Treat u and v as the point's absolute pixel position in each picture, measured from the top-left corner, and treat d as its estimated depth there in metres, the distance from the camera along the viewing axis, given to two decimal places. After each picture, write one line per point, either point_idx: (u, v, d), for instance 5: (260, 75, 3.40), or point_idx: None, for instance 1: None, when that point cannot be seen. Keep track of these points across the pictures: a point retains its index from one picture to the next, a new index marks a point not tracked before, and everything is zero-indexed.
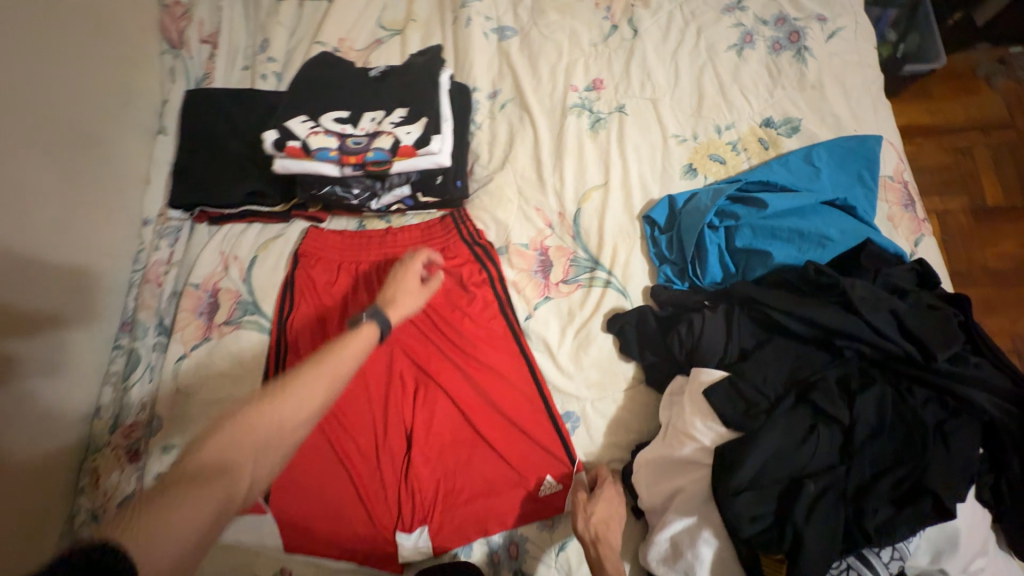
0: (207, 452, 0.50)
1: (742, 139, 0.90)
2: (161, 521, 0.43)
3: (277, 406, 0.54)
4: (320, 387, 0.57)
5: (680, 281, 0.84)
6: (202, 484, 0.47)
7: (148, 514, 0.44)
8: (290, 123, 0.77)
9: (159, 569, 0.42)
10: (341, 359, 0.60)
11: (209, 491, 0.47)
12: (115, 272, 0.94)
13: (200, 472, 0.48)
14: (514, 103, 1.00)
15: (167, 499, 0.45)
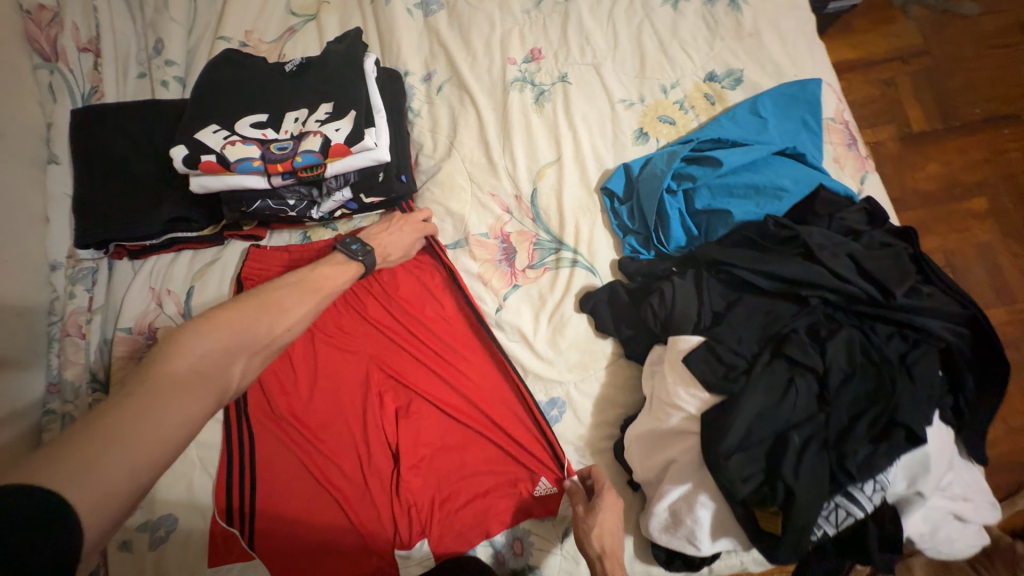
0: (198, 351, 0.56)
1: (688, 97, 0.88)
2: (167, 401, 0.50)
3: (260, 320, 0.64)
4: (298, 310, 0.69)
5: (646, 250, 0.83)
6: (201, 378, 0.54)
7: (153, 393, 0.50)
8: (201, 135, 0.69)
9: (162, 443, 0.48)
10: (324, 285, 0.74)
11: (206, 383, 0.54)
12: (27, 328, 0.83)
13: (196, 369, 0.55)
14: (451, 84, 0.94)
15: (171, 383, 0.52)
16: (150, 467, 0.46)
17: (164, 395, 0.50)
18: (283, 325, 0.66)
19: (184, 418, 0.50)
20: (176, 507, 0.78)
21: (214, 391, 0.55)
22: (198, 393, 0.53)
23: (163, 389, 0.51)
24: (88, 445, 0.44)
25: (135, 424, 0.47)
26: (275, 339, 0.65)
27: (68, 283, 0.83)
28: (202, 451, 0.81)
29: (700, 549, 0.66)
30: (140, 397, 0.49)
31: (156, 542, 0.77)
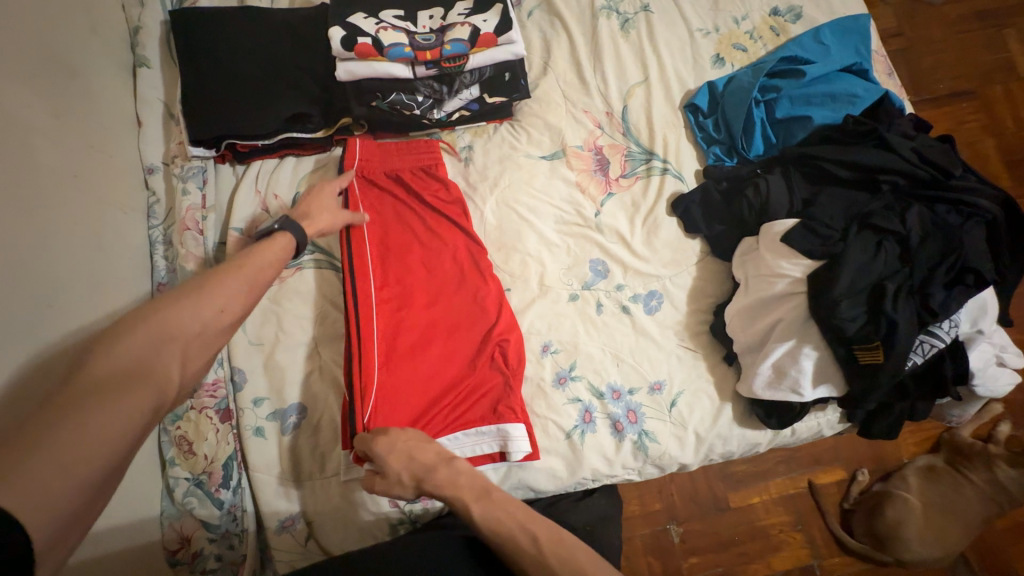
0: (121, 348, 0.46)
1: (756, 28, 0.99)
2: (92, 405, 0.41)
3: (195, 304, 0.53)
4: (240, 286, 0.58)
5: (729, 159, 0.93)
6: (132, 377, 0.44)
7: (73, 399, 0.41)
8: (354, 20, 0.73)
9: (108, 445, 0.40)
10: (258, 258, 0.64)
11: (141, 382, 0.45)
12: (131, 227, 0.82)
13: (121, 368, 0.45)
14: (540, 10, 1.00)
15: (89, 388, 0.42)
16: (80, 474, 0.38)
17: (88, 397, 0.41)
18: (219, 305, 0.55)
19: (123, 416, 0.42)
20: (302, 396, 0.79)
21: (151, 388, 0.45)
22: (132, 392, 0.43)
23: (80, 392, 0.41)
24: (1, 463, 0.36)
25: (57, 434, 0.38)
26: (216, 321, 0.54)
27: (181, 180, 0.83)
28: (322, 346, 0.82)
29: (803, 396, 0.77)
30: (56, 405, 0.40)
31: (289, 428, 0.78)
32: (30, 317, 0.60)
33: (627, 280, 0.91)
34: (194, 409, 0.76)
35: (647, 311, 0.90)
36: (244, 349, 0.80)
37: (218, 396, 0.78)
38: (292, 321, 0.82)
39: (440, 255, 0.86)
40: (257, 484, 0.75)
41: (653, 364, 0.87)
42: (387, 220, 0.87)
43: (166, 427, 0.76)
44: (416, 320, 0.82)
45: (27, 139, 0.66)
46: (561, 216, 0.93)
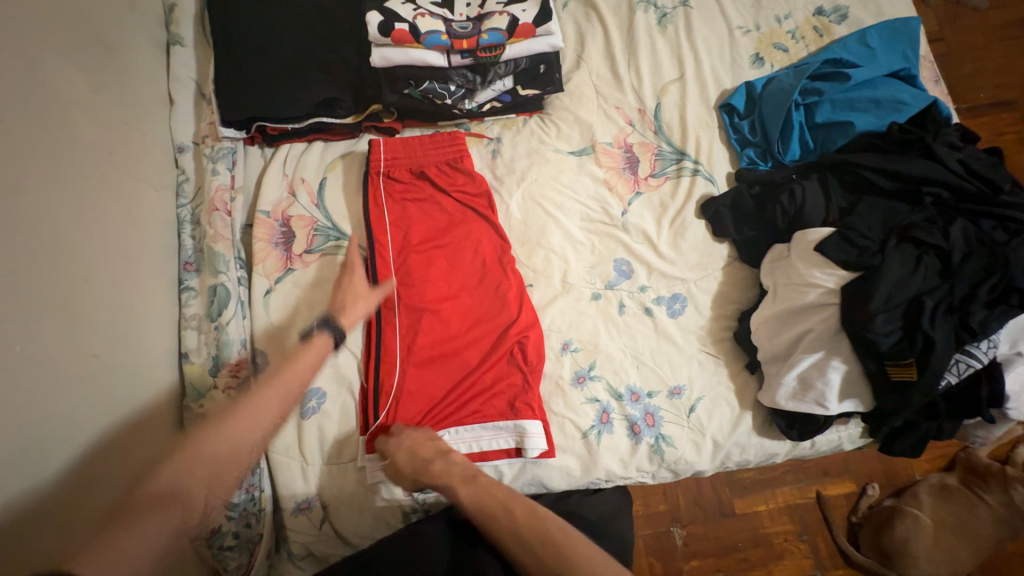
0: (161, 479, 0.57)
1: (799, 28, 0.96)
2: (129, 540, 0.51)
3: (234, 421, 0.64)
4: (277, 393, 0.69)
5: (763, 162, 0.90)
6: (166, 501, 0.55)
7: (116, 530, 0.52)
8: (391, 5, 0.72)
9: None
10: (297, 368, 0.72)
11: (169, 509, 0.55)
12: (161, 205, 0.82)
13: (158, 493, 0.56)
14: (576, 1, 0.98)
15: (132, 517, 0.53)
16: None
17: (128, 525, 0.52)
18: (249, 428, 0.65)
19: (147, 547, 0.52)
20: (323, 382, 0.80)
21: (176, 510, 0.56)
22: (164, 508, 0.55)
23: (131, 520, 0.53)
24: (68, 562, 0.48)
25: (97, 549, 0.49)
26: (246, 451, 0.65)
27: (211, 160, 0.83)
28: (344, 332, 0.83)
29: (828, 409, 0.76)
30: (107, 539, 0.51)
31: (309, 412, 0.78)
32: (66, 291, 0.61)
33: (651, 282, 0.90)
34: (218, 389, 0.76)
35: (670, 314, 0.88)
36: (267, 332, 0.80)
37: (240, 376, 0.77)
38: (315, 306, 0.82)
39: (465, 251, 0.86)
40: (276, 465, 0.76)
41: (673, 368, 0.86)
42: (415, 215, 0.87)
43: (188, 404, 0.77)
44: (438, 318, 0.82)
45: (67, 115, 0.67)
46: (587, 213, 0.91)
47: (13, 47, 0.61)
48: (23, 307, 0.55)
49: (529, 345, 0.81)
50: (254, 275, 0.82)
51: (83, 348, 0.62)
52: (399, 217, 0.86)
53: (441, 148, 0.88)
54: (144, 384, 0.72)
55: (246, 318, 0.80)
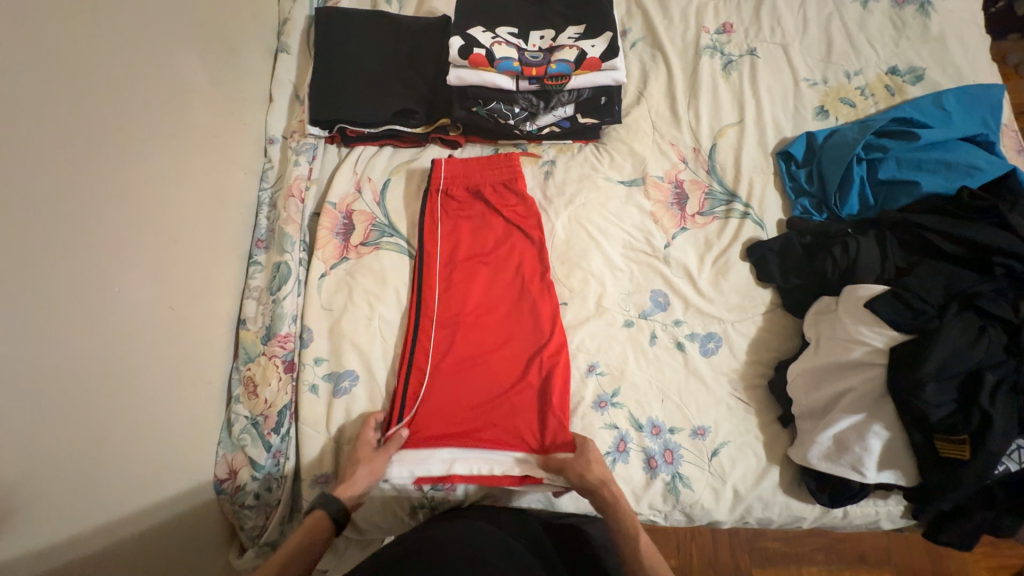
0: None
1: (870, 85, 0.95)
2: None
3: None
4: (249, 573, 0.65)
5: (818, 213, 0.89)
6: None
7: None
8: (472, 32, 0.79)
9: None
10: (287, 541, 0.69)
11: None
12: (246, 187, 0.93)
13: None
14: (644, 43, 1.03)
15: None
16: None
17: None
18: None
19: None
20: (357, 365, 0.85)
21: None
22: None
23: None
24: None
25: None
26: None
27: (294, 152, 0.93)
28: (385, 323, 0.88)
29: (864, 476, 0.71)
30: None
31: (340, 392, 0.83)
32: (153, 247, 0.71)
33: (686, 317, 0.89)
34: (265, 355, 0.83)
35: (702, 352, 0.87)
36: (317, 312, 0.87)
37: (286, 348, 0.83)
38: (362, 293, 0.88)
39: (507, 270, 0.91)
40: (303, 436, 0.81)
41: (699, 407, 0.84)
42: (465, 232, 0.93)
43: (239, 365, 0.85)
44: (473, 334, 0.86)
45: (185, 103, 0.79)
46: (630, 242, 0.93)
47: (152, 45, 0.74)
48: (116, 256, 0.65)
49: (562, 368, 0.83)
50: (313, 259, 0.90)
51: (161, 299, 0.72)
52: (451, 233, 0.92)
53: (502, 170, 0.93)
54: (205, 340, 0.80)
55: (300, 296, 0.87)
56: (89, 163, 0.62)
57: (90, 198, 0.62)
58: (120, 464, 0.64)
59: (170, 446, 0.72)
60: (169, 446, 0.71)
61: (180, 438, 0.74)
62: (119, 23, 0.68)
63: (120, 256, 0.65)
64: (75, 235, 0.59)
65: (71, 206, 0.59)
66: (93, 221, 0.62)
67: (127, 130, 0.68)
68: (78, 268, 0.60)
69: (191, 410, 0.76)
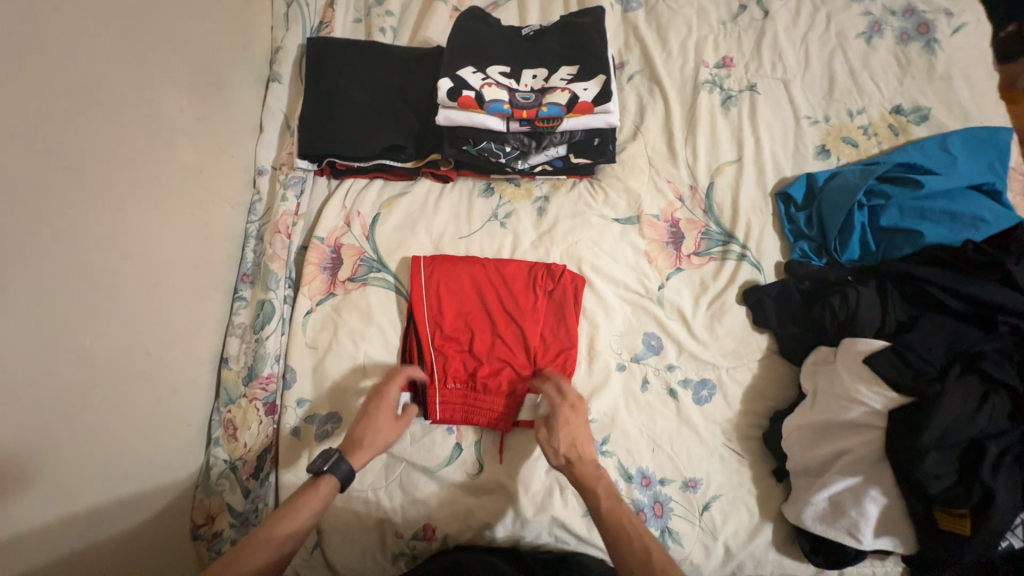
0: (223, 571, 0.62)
1: (873, 124, 0.92)
2: None
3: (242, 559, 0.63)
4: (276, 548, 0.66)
5: (817, 257, 0.86)
6: None
7: None
8: (463, 74, 0.77)
9: None
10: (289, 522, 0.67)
11: None
12: (234, 221, 0.91)
13: None
14: (642, 76, 1.00)
15: None
16: None
17: None
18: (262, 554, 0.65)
19: None
20: (339, 406, 0.83)
21: None
22: None
23: None
24: None
25: None
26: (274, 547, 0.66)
27: (283, 187, 0.92)
28: (371, 362, 0.85)
29: (861, 542, 0.69)
30: None
31: (321, 434, 0.81)
32: (131, 296, 0.68)
33: (680, 362, 0.86)
34: (247, 397, 0.82)
35: (695, 400, 0.84)
36: (301, 352, 0.85)
37: (269, 389, 0.82)
38: (346, 332, 0.86)
39: (500, 285, 0.86)
40: (282, 481, 0.80)
41: (691, 458, 0.81)
42: (474, 286, 0.87)
43: (220, 407, 0.83)
44: (500, 341, 0.85)
45: (170, 140, 0.77)
46: (623, 282, 0.90)
47: (133, 78, 0.71)
48: (87, 306, 0.62)
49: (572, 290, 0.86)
50: (299, 295, 0.89)
51: (137, 346, 0.69)
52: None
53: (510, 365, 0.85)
54: (184, 382, 0.78)
55: (284, 335, 0.86)
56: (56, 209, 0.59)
57: (56, 247, 0.59)
58: (80, 520, 0.62)
59: (135, 498, 0.69)
60: (133, 497, 0.69)
61: (145, 487, 0.71)
62: (100, 57, 0.65)
63: (90, 306, 0.62)
64: (38, 289, 0.56)
65: (39, 263, 0.56)
66: (55, 276, 0.58)
67: (107, 171, 0.65)
68: (37, 323, 0.56)
69: (164, 458, 0.74)
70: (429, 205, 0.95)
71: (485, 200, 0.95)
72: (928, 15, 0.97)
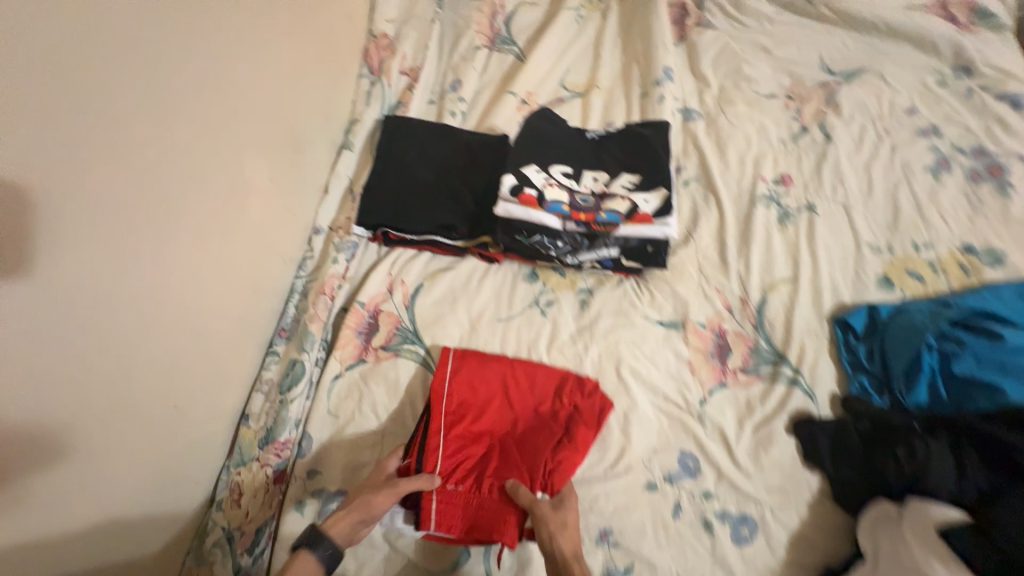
0: None
1: (941, 260, 0.88)
2: None
3: None
4: None
5: (878, 395, 0.80)
6: None
7: None
8: (526, 172, 0.80)
9: None
10: None
11: None
12: (283, 275, 0.93)
13: None
14: (698, 182, 1.01)
15: None
16: None
17: None
18: None
19: None
20: (348, 483, 0.79)
21: None
22: None
23: None
24: None
25: None
26: None
27: (335, 249, 0.95)
28: (389, 439, 0.82)
29: None
30: None
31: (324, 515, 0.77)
32: (173, 349, 0.68)
33: (718, 490, 0.78)
34: (259, 462, 0.80)
35: (734, 540, 0.75)
36: (322, 418, 0.83)
37: (282, 457, 0.79)
38: (369, 405, 0.84)
39: (522, 387, 0.83)
40: (274, 562, 0.74)
41: None
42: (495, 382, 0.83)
43: (229, 467, 0.81)
44: (509, 445, 0.79)
45: (244, 198, 0.80)
46: (663, 391, 0.85)
47: (228, 142, 0.75)
48: (140, 354, 0.63)
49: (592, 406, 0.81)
50: (330, 358, 0.88)
51: (167, 399, 0.68)
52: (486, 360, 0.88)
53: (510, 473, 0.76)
54: (200, 436, 0.76)
55: (308, 399, 0.84)
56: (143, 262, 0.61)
57: (133, 297, 0.60)
58: None
59: (120, 563, 0.65)
60: (118, 561, 0.64)
61: (132, 551, 0.67)
62: (215, 123, 0.71)
63: (141, 355, 0.63)
64: (102, 338, 0.57)
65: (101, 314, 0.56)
66: (112, 329, 0.58)
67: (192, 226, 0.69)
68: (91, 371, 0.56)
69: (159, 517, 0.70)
70: (472, 283, 0.95)
71: (526, 284, 0.95)
72: (1000, 158, 0.96)
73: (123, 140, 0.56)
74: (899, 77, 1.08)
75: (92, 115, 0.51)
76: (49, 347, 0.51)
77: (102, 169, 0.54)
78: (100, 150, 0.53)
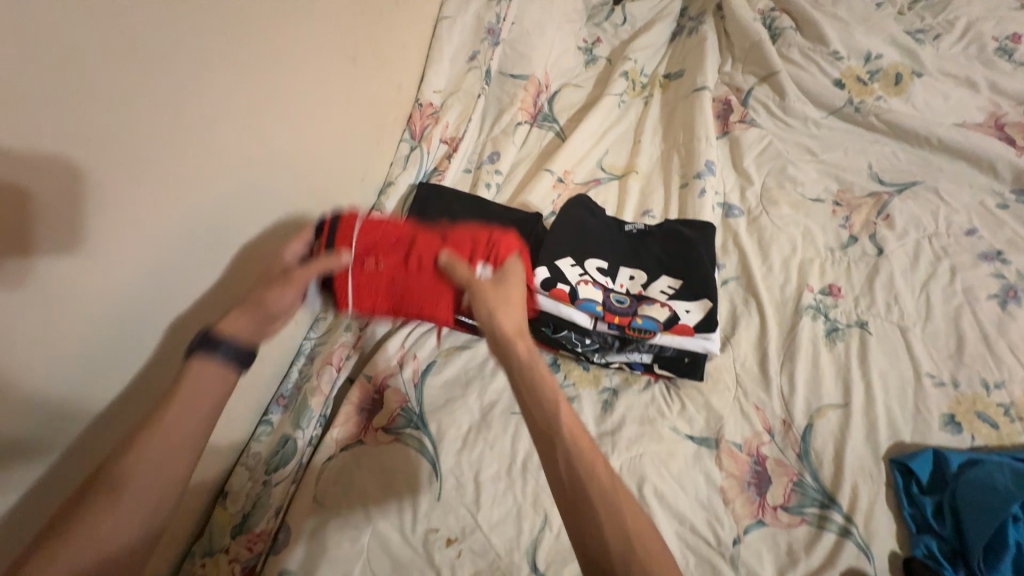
0: None
1: (1016, 405, 0.78)
2: None
3: None
4: None
5: (950, 565, 0.68)
6: None
7: None
8: (560, 264, 0.76)
9: None
10: None
11: None
12: (291, 336, 0.88)
13: None
14: (738, 283, 0.95)
15: None
16: None
17: None
18: None
19: None
20: None
21: None
22: None
23: None
24: None
25: None
26: None
27: (349, 317, 0.92)
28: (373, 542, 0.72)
29: None
30: None
31: None
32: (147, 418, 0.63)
33: None
34: (228, 552, 0.72)
35: None
36: (304, 508, 0.74)
37: (254, 551, 0.72)
38: (357, 498, 0.75)
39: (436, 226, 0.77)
40: None
41: None
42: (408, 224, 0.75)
43: (193, 554, 0.73)
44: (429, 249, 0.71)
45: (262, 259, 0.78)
46: (690, 522, 0.74)
47: (250, 203, 0.73)
48: (126, 386, 0.60)
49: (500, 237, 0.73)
50: (325, 437, 0.82)
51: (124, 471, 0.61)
52: (494, 459, 0.79)
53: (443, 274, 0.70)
54: None
55: (293, 484, 0.78)
56: (168, 270, 0.62)
57: (132, 320, 0.59)
58: None
59: None
60: None
61: None
62: (257, 168, 0.73)
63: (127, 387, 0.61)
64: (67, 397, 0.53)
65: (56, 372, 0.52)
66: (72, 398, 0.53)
67: (223, 246, 0.70)
68: (54, 418, 0.53)
69: None
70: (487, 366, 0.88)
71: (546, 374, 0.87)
72: None
73: (160, 172, 0.58)
74: (956, 196, 1.03)
75: (152, 125, 0.55)
76: (25, 377, 0.50)
77: (141, 177, 0.56)
78: (145, 159, 0.56)
